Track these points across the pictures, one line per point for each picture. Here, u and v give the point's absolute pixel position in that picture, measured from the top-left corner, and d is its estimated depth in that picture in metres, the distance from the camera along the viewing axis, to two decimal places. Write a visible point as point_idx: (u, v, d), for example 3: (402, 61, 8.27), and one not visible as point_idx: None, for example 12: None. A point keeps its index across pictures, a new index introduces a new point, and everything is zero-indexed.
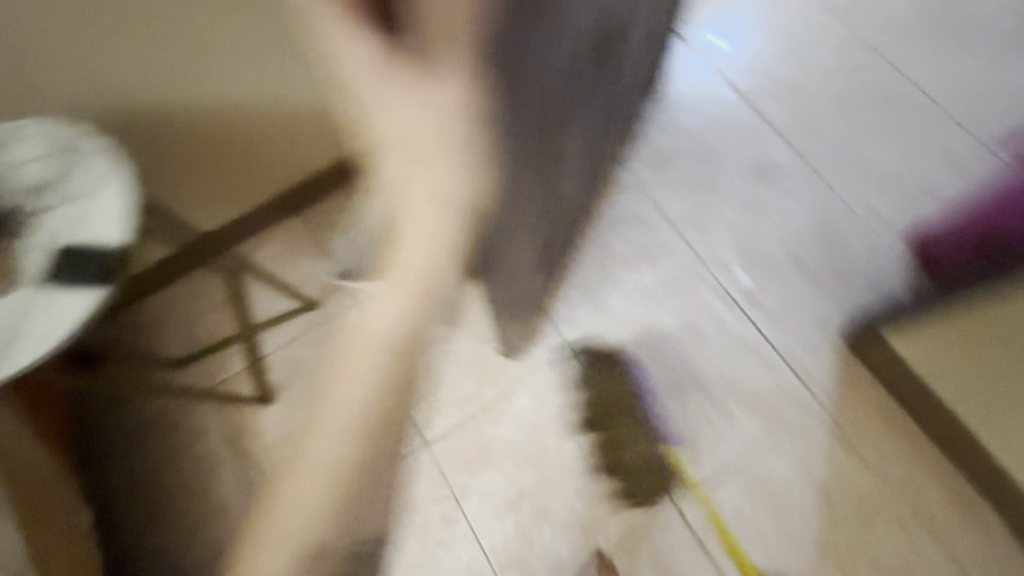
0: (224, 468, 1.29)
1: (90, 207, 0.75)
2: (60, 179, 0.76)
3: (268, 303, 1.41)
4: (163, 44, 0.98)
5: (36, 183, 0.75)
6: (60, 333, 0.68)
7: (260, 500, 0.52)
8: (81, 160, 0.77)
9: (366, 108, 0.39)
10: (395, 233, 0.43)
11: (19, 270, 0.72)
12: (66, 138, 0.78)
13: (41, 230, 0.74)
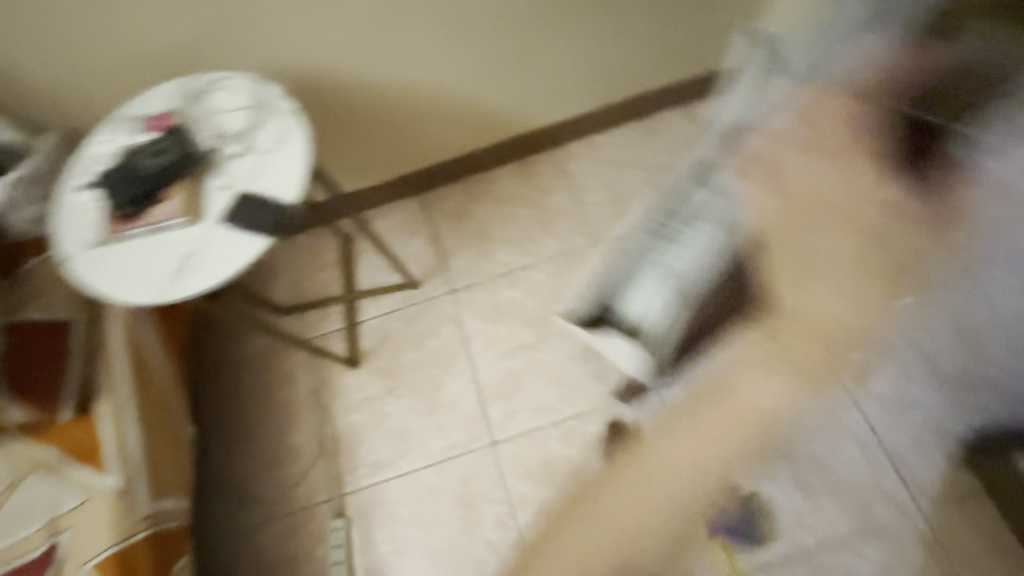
0: (304, 416, 1.37)
1: (271, 160, 0.81)
2: (250, 131, 0.83)
3: (375, 273, 1.50)
4: (339, 29, 1.09)
5: (230, 131, 0.84)
6: (234, 269, 0.76)
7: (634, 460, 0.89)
8: (270, 117, 0.84)
9: (816, 273, 0.83)
10: (802, 310, 0.83)
11: (203, 206, 0.79)
12: (260, 95, 0.86)
13: (226, 173, 0.81)
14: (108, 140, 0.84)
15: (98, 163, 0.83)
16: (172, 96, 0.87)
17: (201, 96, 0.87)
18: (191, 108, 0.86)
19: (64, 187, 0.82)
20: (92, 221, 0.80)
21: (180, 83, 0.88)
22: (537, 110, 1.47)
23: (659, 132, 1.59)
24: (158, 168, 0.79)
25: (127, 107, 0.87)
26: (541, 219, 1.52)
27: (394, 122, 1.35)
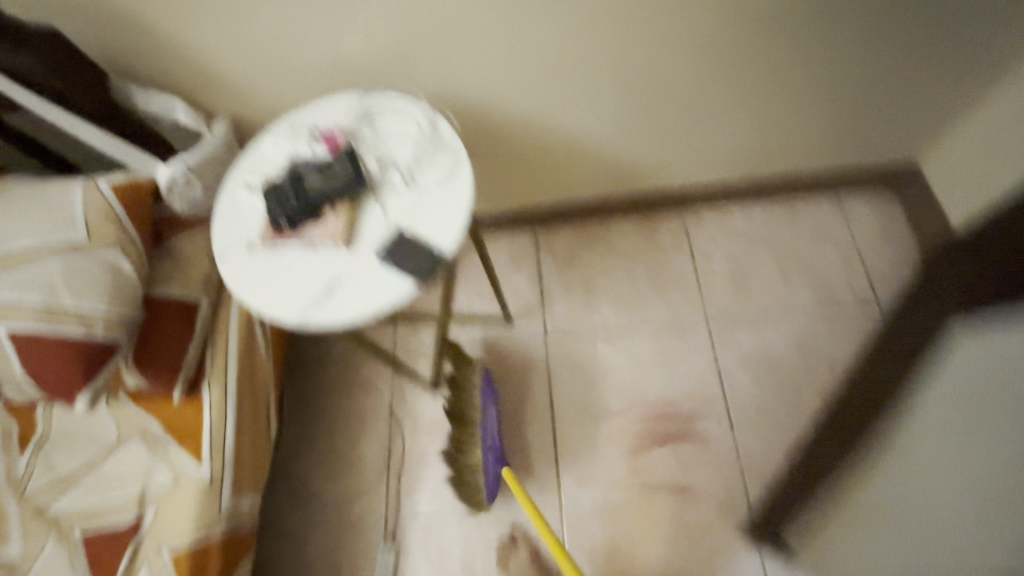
0: (376, 429, 1.35)
1: (430, 200, 0.78)
2: (415, 166, 0.81)
3: (474, 300, 1.47)
4: (508, 62, 1.03)
5: (395, 161, 0.81)
6: (377, 307, 0.73)
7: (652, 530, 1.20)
8: (437, 155, 0.81)
9: None
10: None
11: (357, 233, 0.77)
12: (431, 129, 0.83)
13: (385, 205, 0.79)
14: (280, 145, 0.84)
15: (267, 168, 0.83)
16: (346, 111, 0.86)
17: (374, 117, 0.85)
18: (362, 128, 0.85)
19: (230, 184, 0.83)
20: (252, 226, 0.80)
21: (356, 100, 0.87)
22: (676, 172, 1.39)
23: (801, 218, 1.46)
24: (323, 187, 0.78)
25: (302, 114, 0.87)
26: (654, 283, 1.43)
27: (530, 158, 1.29)
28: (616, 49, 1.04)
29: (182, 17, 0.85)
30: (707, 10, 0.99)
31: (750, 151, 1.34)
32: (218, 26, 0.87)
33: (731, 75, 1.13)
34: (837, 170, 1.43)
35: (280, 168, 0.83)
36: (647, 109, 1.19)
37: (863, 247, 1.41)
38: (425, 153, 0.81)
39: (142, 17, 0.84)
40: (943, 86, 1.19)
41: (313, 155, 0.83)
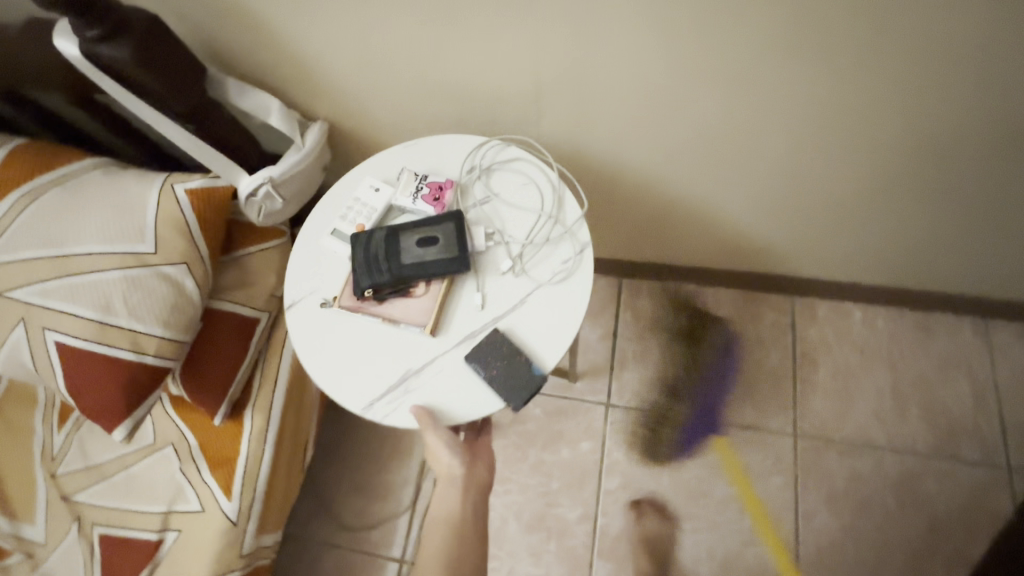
0: (410, 459, 1.27)
1: (541, 298, 0.65)
2: (529, 249, 0.68)
3: None
4: (652, 117, 0.87)
5: (506, 236, 0.68)
6: (457, 417, 0.62)
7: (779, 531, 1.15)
8: (558, 241, 0.68)
9: None
10: None
11: (447, 319, 0.66)
12: (555, 206, 0.70)
13: (487, 292, 0.66)
14: (378, 186, 0.72)
15: (359, 213, 0.70)
16: (460, 161, 0.73)
17: (491, 177, 0.72)
18: (475, 188, 0.72)
19: (317, 223, 0.72)
20: (331, 280, 0.69)
21: (473, 149, 0.74)
22: (801, 259, 1.21)
23: (935, 337, 1.25)
24: (421, 257, 0.64)
25: (409, 154, 0.74)
26: (742, 372, 1.27)
27: (642, 214, 1.12)
28: (791, 130, 0.87)
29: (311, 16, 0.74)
30: (921, 108, 0.80)
31: (899, 256, 1.15)
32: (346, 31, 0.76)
33: (913, 182, 0.95)
34: (994, 295, 1.21)
35: (375, 217, 0.70)
36: (797, 196, 1.02)
37: (1002, 390, 1.20)
38: (545, 237, 0.67)
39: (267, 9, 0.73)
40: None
41: (413, 208, 0.70)
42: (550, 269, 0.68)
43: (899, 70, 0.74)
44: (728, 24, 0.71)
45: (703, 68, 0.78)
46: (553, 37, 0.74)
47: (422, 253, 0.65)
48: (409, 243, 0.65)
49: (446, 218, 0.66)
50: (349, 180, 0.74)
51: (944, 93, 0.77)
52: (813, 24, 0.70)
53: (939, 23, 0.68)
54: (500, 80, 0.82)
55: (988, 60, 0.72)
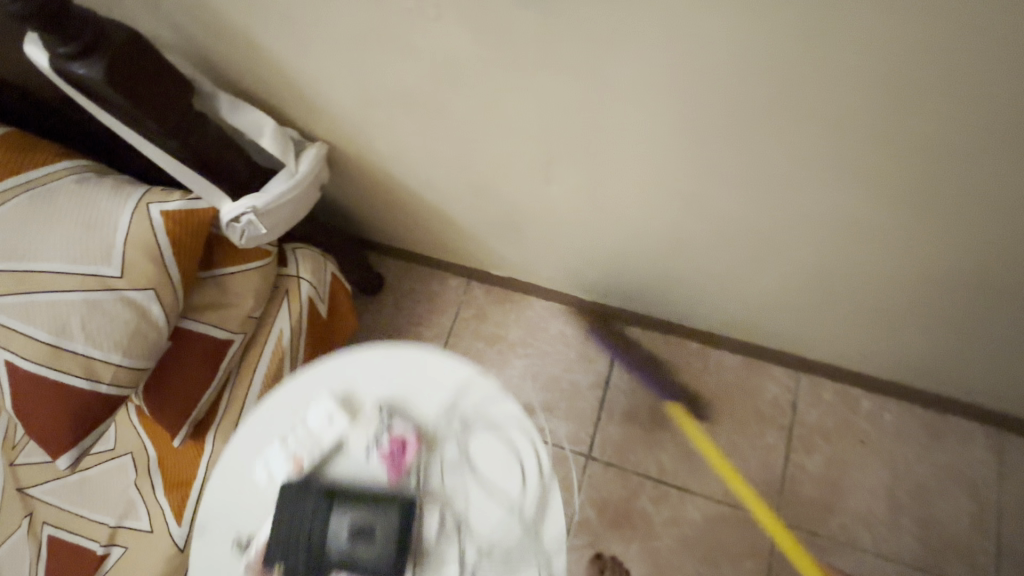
0: None
1: None
2: (484, 563, 0.70)
3: (529, 378, 1.30)
4: (673, 174, 0.81)
5: (456, 529, 0.72)
6: None
7: None
8: (522, 566, 0.69)
9: None
10: None
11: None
12: (534, 513, 0.72)
13: None
14: (331, 417, 0.74)
15: (303, 447, 0.73)
16: (439, 406, 0.77)
17: (469, 443, 0.75)
18: (449, 448, 0.75)
19: (262, 440, 0.75)
20: (253, 516, 0.72)
21: (460, 405, 0.77)
22: (813, 339, 1.15)
23: (942, 442, 1.18)
24: (350, 552, 0.66)
25: (395, 394, 0.78)
26: (732, 447, 1.21)
27: (651, 266, 1.06)
28: (831, 214, 0.79)
29: (328, 21, 0.69)
30: (967, 212, 0.72)
31: (919, 354, 1.07)
32: (365, 42, 0.70)
33: (954, 285, 0.86)
34: (1015, 408, 1.13)
35: (317, 453, 0.73)
36: (818, 279, 0.95)
37: (1004, 510, 1.13)
38: (504, 560, 0.70)
39: (282, 11, 0.68)
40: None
41: (367, 459, 0.74)
42: None
43: (964, 170, 0.66)
44: (762, 99, 0.64)
45: (744, 136, 0.70)
46: (588, 76, 0.68)
47: (354, 548, 0.67)
48: (342, 531, 0.67)
49: (391, 507, 0.68)
50: (310, 392, 0.78)
51: (1005, 203, 0.69)
52: (876, 111, 0.62)
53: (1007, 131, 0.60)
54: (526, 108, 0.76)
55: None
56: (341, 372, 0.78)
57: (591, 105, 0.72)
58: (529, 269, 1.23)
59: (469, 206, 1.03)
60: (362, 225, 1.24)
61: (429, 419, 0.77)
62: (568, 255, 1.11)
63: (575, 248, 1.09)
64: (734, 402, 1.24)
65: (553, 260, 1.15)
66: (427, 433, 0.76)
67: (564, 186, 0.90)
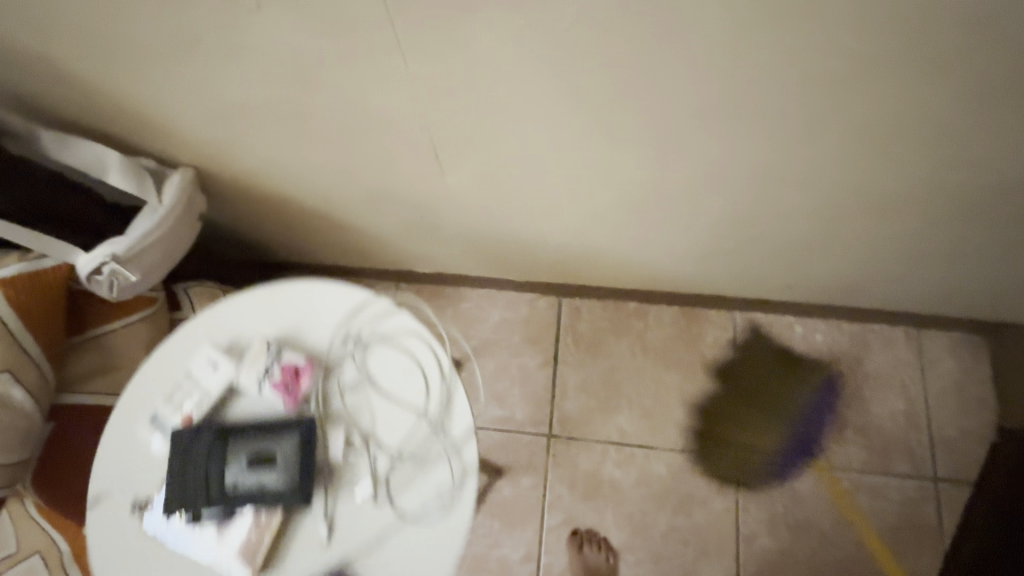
0: None
1: (396, 536, 0.68)
2: (399, 471, 0.71)
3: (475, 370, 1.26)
4: (566, 138, 0.78)
5: (365, 439, 0.73)
6: None
7: (694, 531, 1.15)
8: (434, 464, 0.71)
9: None
10: None
11: (285, 555, 0.68)
12: (438, 412, 0.74)
13: (336, 520, 0.69)
14: (216, 363, 0.74)
15: (189, 399, 0.72)
16: (332, 333, 0.78)
17: (367, 360, 0.76)
18: (347, 369, 0.76)
19: (148, 400, 0.74)
20: (147, 477, 0.71)
21: (351, 328, 0.78)
22: (740, 279, 1.17)
23: (872, 351, 1.25)
24: (255, 481, 0.66)
25: (287, 330, 0.78)
26: (684, 397, 1.23)
27: (572, 238, 1.05)
28: (733, 151, 0.79)
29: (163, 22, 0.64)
30: (843, 133, 0.75)
31: (833, 276, 1.12)
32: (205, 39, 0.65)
33: (858, 203, 0.89)
34: (926, 306, 1.21)
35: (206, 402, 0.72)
36: (733, 221, 0.96)
37: (931, 403, 1.21)
38: (418, 460, 0.71)
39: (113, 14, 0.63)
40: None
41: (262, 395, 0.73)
42: (419, 494, 0.71)
43: (845, 85, 0.67)
44: (625, 44, 0.63)
45: (636, 80, 0.68)
46: (464, 35, 0.63)
47: (258, 477, 0.66)
48: (247, 460, 0.66)
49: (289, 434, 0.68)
50: (194, 345, 0.77)
51: (874, 119, 0.72)
52: (741, 38, 0.62)
53: (857, 46, 0.62)
54: (407, 84, 0.70)
55: (948, 68, 0.64)
56: (227, 323, 0.78)
57: (464, 76, 0.69)
58: (456, 262, 1.18)
59: (374, 207, 0.96)
60: (269, 250, 1.15)
61: (324, 347, 0.77)
62: (489, 241, 1.07)
63: (492, 234, 1.05)
64: (679, 353, 1.26)
65: (474, 248, 1.11)
66: (321, 360, 0.76)
67: (465, 167, 0.85)
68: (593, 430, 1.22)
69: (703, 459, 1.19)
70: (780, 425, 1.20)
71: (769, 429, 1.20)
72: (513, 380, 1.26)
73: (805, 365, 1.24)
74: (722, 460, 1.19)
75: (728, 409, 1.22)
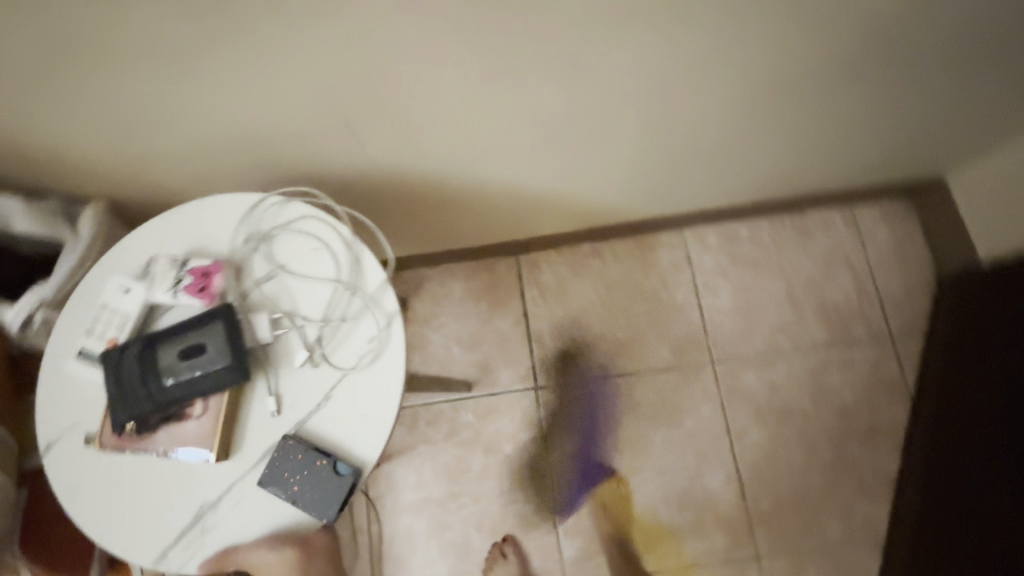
0: (356, 506, 1.21)
1: (342, 393, 0.65)
2: (329, 335, 0.67)
3: (452, 344, 1.29)
4: (474, 92, 0.78)
5: (289, 317, 0.68)
6: (256, 525, 0.63)
7: (690, 441, 1.21)
8: (360, 321, 0.67)
9: None
10: None
11: (240, 439, 0.65)
12: (352, 275, 0.69)
13: (281, 395, 0.66)
14: (126, 288, 0.69)
15: (110, 326, 0.68)
16: (230, 233, 0.71)
17: (271, 248, 0.70)
18: (254, 262, 0.70)
19: (70, 338, 0.69)
20: (93, 408, 0.68)
21: (246, 221, 0.71)
22: (679, 197, 1.21)
23: (816, 236, 1.32)
24: (184, 377, 0.62)
25: (185, 243, 0.71)
26: (654, 321, 1.28)
27: (512, 191, 1.06)
28: (641, 72, 0.81)
29: (35, 50, 0.62)
30: (735, 34, 0.76)
31: (764, 173, 1.17)
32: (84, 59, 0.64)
33: (768, 96, 0.92)
34: (854, 183, 1.27)
35: (129, 324, 0.68)
36: (658, 140, 0.99)
37: (876, 271, 1.30)
38: (343, 319, 0.67)
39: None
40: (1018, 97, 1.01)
41: (177, 302, 0.68)
42: (354, 351, 0.67)
43: None
44: None
45: (531, 19, 0.68)
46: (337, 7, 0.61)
47: (186, 372, 0.62)
48: (172, 357, 0.62)
49: (204, 326, 0.63)
50: (100, 277, 0.71)
51: (759, 13, 0.73)
52: None
53: None
54: (305, 61, 0.68)
55: None
56: (124, 251, 0.71)
57: (352, 49, 0.68)
58: (406, 237, 1.19)
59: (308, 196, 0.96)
60: None
61: (224, 248, 0.70)
62: (432, 211, 1.08)
63: (435, 203, 1.06)
64: (640, 281, 1.30)
65: (420, 222, 1.12)
66: (228, 259, 0.70)
67: (387, 138, 0.85)
68: (577, 372, 1.26)
69: (684, 373, 1.25)
70: (568, 460, 1.21)
71: (560, 427, 1.23)
72: (490, 345, 1.29)
73: (588, 390, 1.25)
74: (701, 370, 1.25)
75: (537, 426, 1.23)
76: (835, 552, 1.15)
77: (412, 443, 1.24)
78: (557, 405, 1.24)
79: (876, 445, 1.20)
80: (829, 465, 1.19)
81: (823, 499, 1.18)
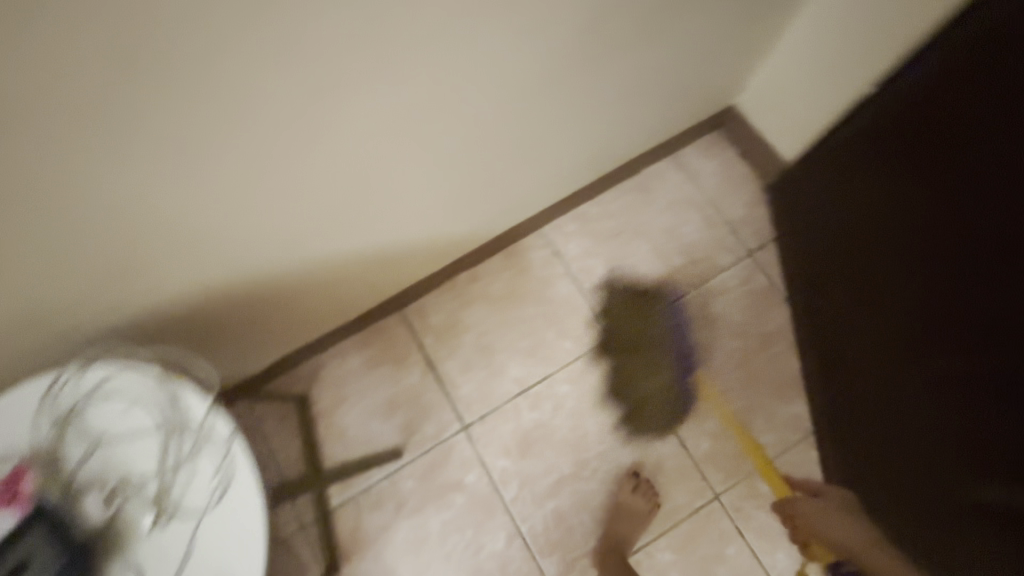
0: None
1: (203, 539, 0.63)
2: (172, 487, 0.65)
3: (368, 418, 1.26)
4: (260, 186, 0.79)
5: (127, 484, 0.66)
6: None
7: (620, 415, 1.25)
8: (197, 460, 0.65)
9: None
10: None
11: None
12: (173, 416, 0.66)
13: (143, 566, 0.64)
14: None
15: None
16: (32, 428, 0.67)
17: (83, 424, 0.68)
18: (71, 445, 0.67)
19: None
20: None
21: (45, 409, 0.67)
22: (521, 202, 1.27)
23: (655, 189, 1.42)
24: None
25: None
26: (546, 319, 1.32)
27: (356, 256, 1.07)
28: (410, 113, 0.84)
29: None
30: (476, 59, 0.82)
31: (582, 154, 1.25)
32: None
33: (542, 94, 0.99)
34: (666, 134, 1.39)
35: None
36: (467, 164, 1.04)
37: (715, 199, 1.42)
38: (180, 465, 0.65)
39: None
40: (749, 21, 1.14)
41: None
42: (202, 491, 0.65)
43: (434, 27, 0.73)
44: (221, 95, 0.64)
45: (263, 105, 0.69)
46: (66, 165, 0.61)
47: None
48: None
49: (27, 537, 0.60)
50: None
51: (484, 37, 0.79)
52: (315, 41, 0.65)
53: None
54: (58, 220, 0.66)
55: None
56: None
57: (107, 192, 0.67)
58: (276, 337, 1.16)
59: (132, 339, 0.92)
60: None
61: (30, 446, 0.66)
62: (288, 301, 1.07)
63: (288, 292, 1.04)
64: (522, 287, 1.34)
65: (283, 316, 1.10)
66: (39, 454, 0.66)
67: (185, 255, 0.83)
68: (497, 394, 1.27)
69: (591, 354, 1.29)
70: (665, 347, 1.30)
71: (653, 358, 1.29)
72: (405, 404, 1.27)
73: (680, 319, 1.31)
74: (605, 346, 1.30)
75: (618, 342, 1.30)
76: (777, 459, 1.23)
77: (366, 534, 1.20)
78: (635, 320, 1.32)
79: (773, 349, 1.30)
80: (743, 385, 1.27)
81: (750, 416, 1.25)
